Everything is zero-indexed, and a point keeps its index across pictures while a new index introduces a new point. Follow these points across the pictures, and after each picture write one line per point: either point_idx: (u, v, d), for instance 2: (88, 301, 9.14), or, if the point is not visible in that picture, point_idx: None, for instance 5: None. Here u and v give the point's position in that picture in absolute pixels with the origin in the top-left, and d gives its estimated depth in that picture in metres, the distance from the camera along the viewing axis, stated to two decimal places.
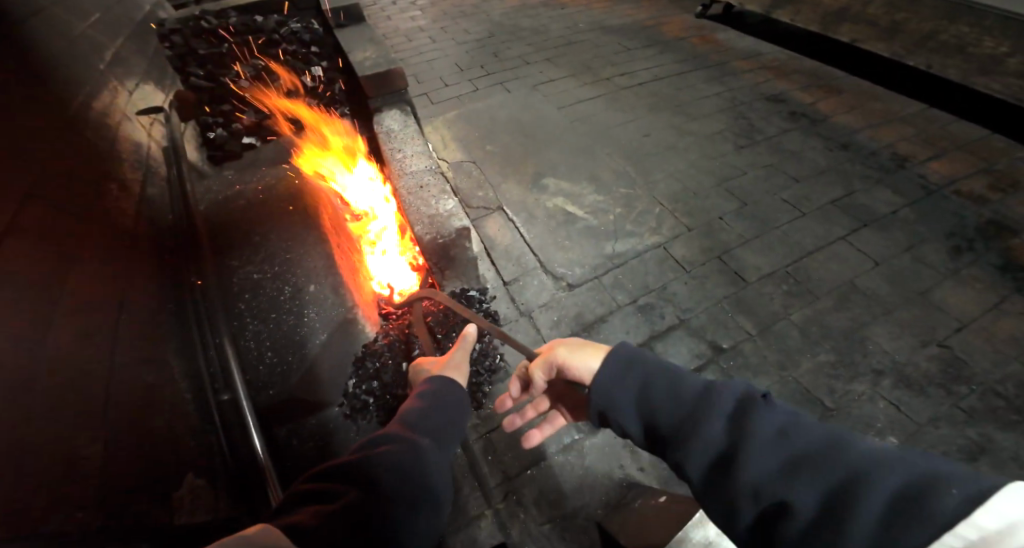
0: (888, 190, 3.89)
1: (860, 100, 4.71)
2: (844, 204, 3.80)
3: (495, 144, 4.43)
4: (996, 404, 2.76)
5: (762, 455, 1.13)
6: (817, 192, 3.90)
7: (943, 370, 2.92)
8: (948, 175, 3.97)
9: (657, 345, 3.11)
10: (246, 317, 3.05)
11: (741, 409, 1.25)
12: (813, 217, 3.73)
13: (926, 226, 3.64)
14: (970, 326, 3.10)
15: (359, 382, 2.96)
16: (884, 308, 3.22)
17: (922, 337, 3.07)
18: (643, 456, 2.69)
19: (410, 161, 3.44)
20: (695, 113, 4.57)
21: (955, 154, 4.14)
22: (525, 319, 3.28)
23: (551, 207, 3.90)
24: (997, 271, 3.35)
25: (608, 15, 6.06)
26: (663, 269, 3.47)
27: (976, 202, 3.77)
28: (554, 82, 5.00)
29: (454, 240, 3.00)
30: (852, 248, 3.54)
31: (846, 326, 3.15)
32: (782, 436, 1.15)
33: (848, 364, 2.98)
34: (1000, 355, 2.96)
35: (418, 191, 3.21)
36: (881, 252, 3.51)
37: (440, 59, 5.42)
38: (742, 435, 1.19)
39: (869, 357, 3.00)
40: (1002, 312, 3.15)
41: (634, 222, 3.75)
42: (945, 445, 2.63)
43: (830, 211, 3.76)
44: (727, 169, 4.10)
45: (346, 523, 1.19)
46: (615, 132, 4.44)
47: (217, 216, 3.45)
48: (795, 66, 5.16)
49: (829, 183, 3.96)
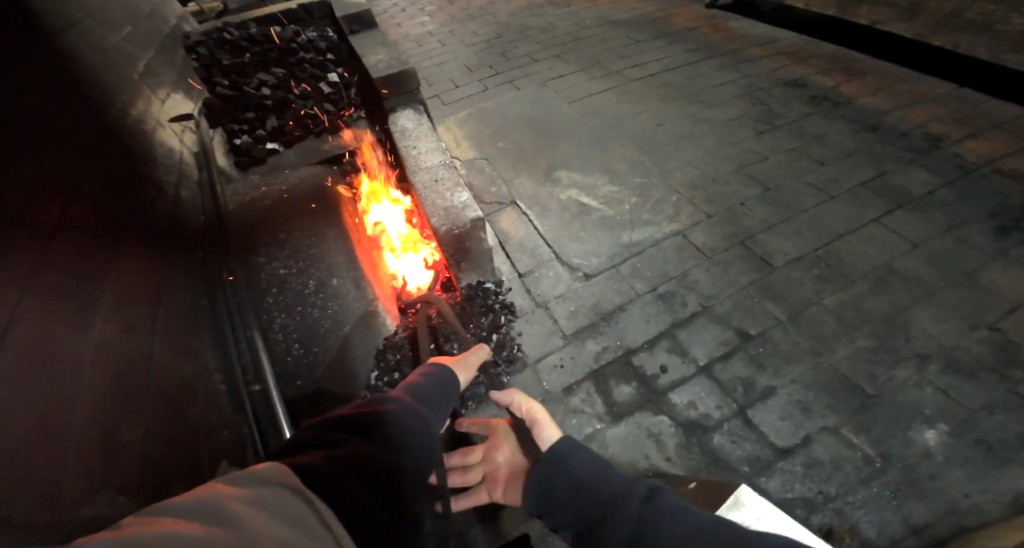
0: (920, 170, 3.69)
1: (884, 81, 4.54)
2: (874, 186, 3.62)
3: (506, 140, 4.42)
4: None
5: (676, 529, 1.29)
6: (844, 174, 3.74)
7: (996, 354, 2.70)
8: (985, 154, 3.76)
9: (679, 333, 3.00)
10: (274, 311, 3.08)
11: (653, 491, 1.45)
12: (841, 199, 3.57)
13: (964, 205, 3.43)
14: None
15: (381, 374, 2.98)
16: (924, 290, 3.02)
17: (970, 319, 2.86)
18: (669, 445, 2.60)
19: (424, 157, 3.42)
20: (710, 102, 4.48)
21: (992, 133, 3.91)
22: (541, 310, 3.24)
23: (565, 199, 3.85)
24: None
25: (617, 11, 6.05)
26: (682, 256, 3.35)
27: (1019, 179, 3.54)
28: (564, 78, 4.99)
29: (469, 231, 2.95)
30: (885, 229, 3.35)
31: (885, 309, 2.96)
32: (688, 511, 1.35)
33: (888, 349, 2.79)
34: None
35: (433, 184, 3.17)
36: (917, 233, 3.31)
37: (450, 62, 5.49)
38: (658, 512, 1.36)
39: (912, 342, 2.80)
40: None
41: (651, 211, 3.66)
42: (1005, 433, 2.41)
43: (859, 193, 3.59)
44: (746, 154, 3.98)
45: (349, 466, 1.14)
46: (628, 124, 4.38)
47: (246, 215, 3.56)
48: (813, 50, 5.03)
49: (856, 165, 3.79)
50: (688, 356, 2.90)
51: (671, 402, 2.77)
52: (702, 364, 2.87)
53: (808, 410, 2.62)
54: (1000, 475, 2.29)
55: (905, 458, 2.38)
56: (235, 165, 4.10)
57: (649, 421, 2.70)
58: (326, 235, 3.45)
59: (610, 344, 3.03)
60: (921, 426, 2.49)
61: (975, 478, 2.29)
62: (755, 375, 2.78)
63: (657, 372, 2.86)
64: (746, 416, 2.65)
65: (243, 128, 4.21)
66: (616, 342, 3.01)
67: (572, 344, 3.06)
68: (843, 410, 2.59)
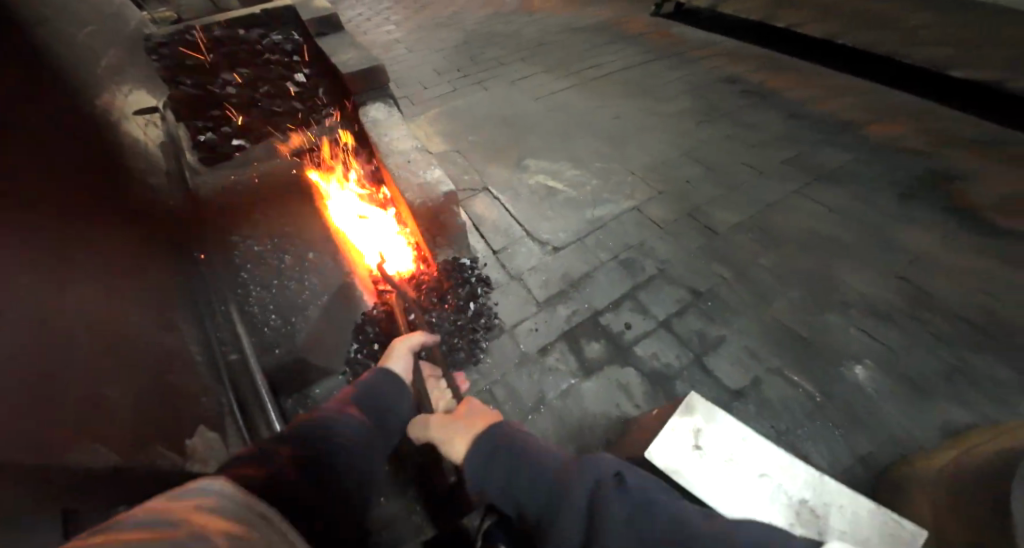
0: (840, 151, 4.20)
1: (807, 77, 5.13)
2: (802, 165, 4.08)
3: (475, 134, 4.68)
4: (959, 328, 2.95)
5: (616, 535, 1.27)
6: (777, 155, 4.20)
7: (908, 300, 3.12)
8: (892, 136, 4.32)
9: (641, 294, 3.28)
10: (250, 285, 3.16)
11: (597, 489, 1.42)
12: (775, 176, 4.00)
13: (877, 178, 3.93)
14: (928, 260, 3.32)
15: (359, 347, 3.18)
16: (848, 250, 3.44)
17: (885, 272, 3.29)
18: (637, 394, 2.85)
19: (396, 143, 3.60)
20: (659, 97, 4.92)
21: (898, 118, 4.50)
22: (516, 282, 3.45)
23: (533, 184, 4.11)
24: (947, 212, 3.61)
25: (572, 19, 6.50)
26: (641, 228, 3.66)
27: (920, 156, 4.09)
28: (526, 78, 5.33)
29: (443, 204, 3.12)
30: (813, 200, 3.79)
31: (817, 267, 3.35)
32: (632, 516, 1.30)
33: (820, 299, 3.16)
34: (958, 283, 3.17)
35: (406, 165, 3.34)
36: (843, 203, 3.76)
37: (417, 66, 5.74)
38: (599, 517, 1.34)
39: (839, 292, 3.19)
40: (955, 246, 3.38)
41: (611, 191, 3.97)
42: (918, 366, 2.81)
43: (790, 171, 4.04)
44: (692, 141, 4.39)
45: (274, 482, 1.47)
46: (586, 117, 4.74)
47: (220, 201, 3.52)
48: (747, 52, 5.60)
49: (787, 148, 4.26)
50: (649, 314, 3.18)
51: (636, 354, 3.03)
52: (662, 319, 3.15)
53: (755, 355, 2.93)
54: (914, 400, 2.68)
55: (839, 392, 2.73)
56: (201, 163, 4.02)
57: (619, 373, 2.95)
58: (305, 219, 3.50)
59: (580, 308, 3.27)
60: (850, 363, 2.85)
61: (896, 405, 2.67)
62: (708, 326, 3.08)
63: (622, 329, 3.11)
64: (703, 363, 2.93)
65: (210, 128, 4.18)
66: (585, 306, 3.26)
67: (545, 310, 3.28)
68: (785, 353, 2.92)
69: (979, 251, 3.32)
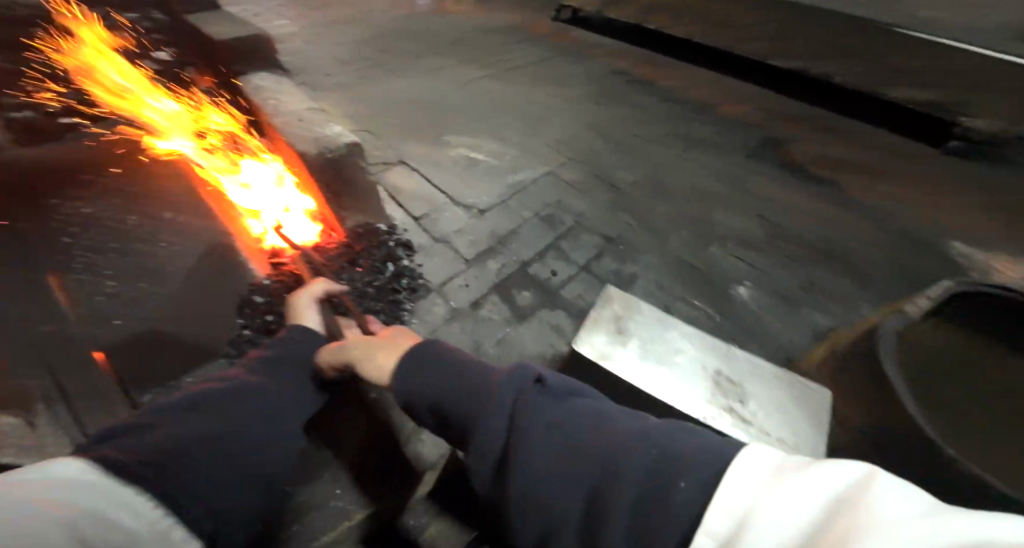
0: (709, 125, 4.88)
1: (678, 68, 5.88)
2: (681, 136, 4.69)
3: (387, 114, 4.66)
4: (813, 255, 3.54)
5: (539, 451, 1.26)
6: (660, 129, 4.77)
7: (774, 234, 3.69)
8: (749, 112, 5.09)
9: (563, 244, 3.50)
10: (88, 248, 2.72)
11: (519, 403, 1.39)
12: (661, 145, 4.54)
13: (741, 144, 4.61)
14: (785, 203, 3.96)
15: (250, 327, 2.57)
16: (725, 198, 3.99)
17: (755, 213, 3.86)
18: (569, 330, 3.03)
19: (286, 105, 3.29)
20: (558, 84, 5.34)
21: (751, 99, 5.30)
22: (441, 244, 3.43)
23: (454, 155, 4.21)
24: (794, 167, 4.33)
25: (472, 20, 6.83)
26: (556, 189, 3.91)
27: (770, 127, 4.88)
28: (433, 69, 5.48)
29: (344, 156, 3.00)
30: (693, 163, 4.35)
31: (704, 217, 3.79)
32: (552, 429, 1.30)
33: (707, 237, 3.63)
34: (807, 219, 3.83)
35: (297, 122, 3.10)
36: (718, 167, 4.33)
37: (318, 55, 5.60)
38: (518, 433, 1.31)
39: (722, 232, 3.68)
40: (802, 192, 4.08)
41: (524, 160, 4.20)
42: (787, 282, 3.34)
43: (672, 141, 4.61)
44: (590, 119, 4.83)
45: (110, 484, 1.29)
46: (494, 101, 4.99)
47: (43, 165, 3.06)
48: (628, 50, 6.31)
49: (667, 123, 4.87)
50: (571, 260, 3.40)
51: (564, 297, 3.20)
52: (583, 264, 3.38)
53: (662, 287, 3.26)
54: (786, 309, 3.18)
55: (730, 309, 3.15)
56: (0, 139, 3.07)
57: (551, 316, 3.08)
58: (178, 188, 3.14)
59: (508, 261, 3.37)
60: (736, 286, 3.30)
61: (773, 314, 3.14)
62: (621, 266, 3.37)
63: (549, 275, 3.28)
64: None
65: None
66: (512, 258, 3.37)
67: (474, 266, 3.31)
68: (685, 282, 3.29)
69: (819, 195, 4.05)
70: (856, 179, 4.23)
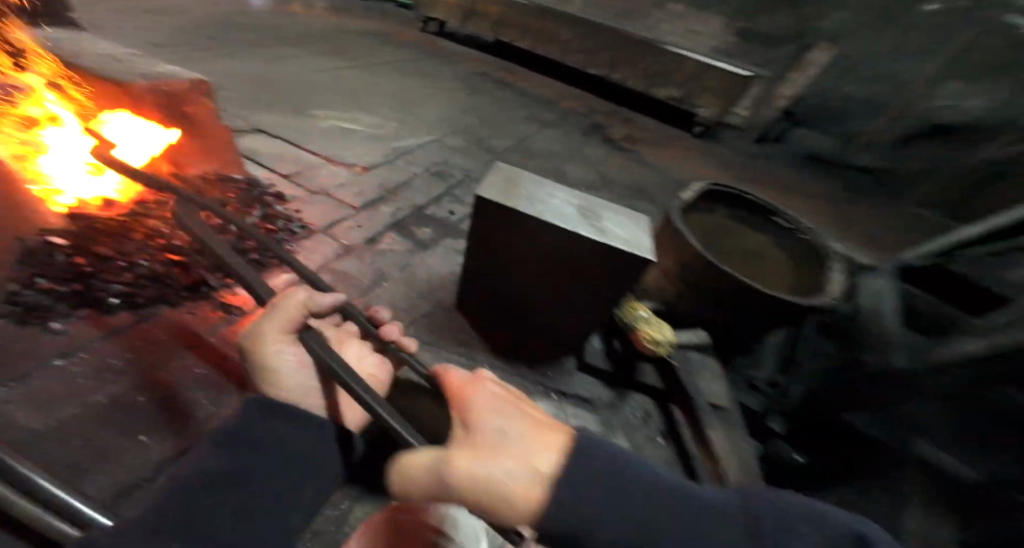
0: (545, 115, 6.09)
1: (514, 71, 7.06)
2: (527, 121, 5.76)
3: (239, 91, 4.57)
4: (626, 193, 4.88)
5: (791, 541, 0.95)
6: (508, 115, 5.76)
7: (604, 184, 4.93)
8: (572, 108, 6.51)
9: (455, 191, 4.17)
10: None
11: (755, 506, 1.02)
12: (513, 127, 5.50)
13: (571, 129, 5.91)
14: (607, 166, 5.30)
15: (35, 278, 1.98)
16: (566, 162, 5.12)
17: (590, 172, 5.06)
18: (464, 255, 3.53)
19: (85, 46, 2.93)
20: (411, 78, 5.94)
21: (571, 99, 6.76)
22: (322, 195, 3.53)
23: (328, 126, 4.47)
24: (608, 143, 5.82)
25: (314, 22, 7.01)
26: (441, 151, 4.59)
27: (588, 118, 6.32)
28: (282, 58, 5.55)
29: (185, 90, 2.77)
30: (539, 139, 5.41)
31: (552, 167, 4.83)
32: (784, 523, 0.98)
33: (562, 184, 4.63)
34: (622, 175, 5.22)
35: (115, 61, 2.79)
36: (551, 146, 5.56)
37: (135, 38, 5.11)
38: (752, 527, 0.97)
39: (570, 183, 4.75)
40: (617, 158, 5.52)
41: (399, 132, 4.72)
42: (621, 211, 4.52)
43: (520, 124, 5.63)
44: (449, 106, 5.55)
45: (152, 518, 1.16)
46: (355, 88, 5.34)
47: None
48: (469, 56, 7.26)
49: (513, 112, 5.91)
50: (463, 201, 4.10)
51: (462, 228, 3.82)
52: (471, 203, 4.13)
53: None
54: None
55: None
56: None
57: (452, 244, 3.59)
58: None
59: (403, 205, 3.78)
60: None
61: None
62: None
63: (449, 213, 3.89)
64: None
65: None
66: (407, 203, 3.81)
67: (368, 209, 3.59)
68: None
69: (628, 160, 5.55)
70: (639, 154, 5.98)
